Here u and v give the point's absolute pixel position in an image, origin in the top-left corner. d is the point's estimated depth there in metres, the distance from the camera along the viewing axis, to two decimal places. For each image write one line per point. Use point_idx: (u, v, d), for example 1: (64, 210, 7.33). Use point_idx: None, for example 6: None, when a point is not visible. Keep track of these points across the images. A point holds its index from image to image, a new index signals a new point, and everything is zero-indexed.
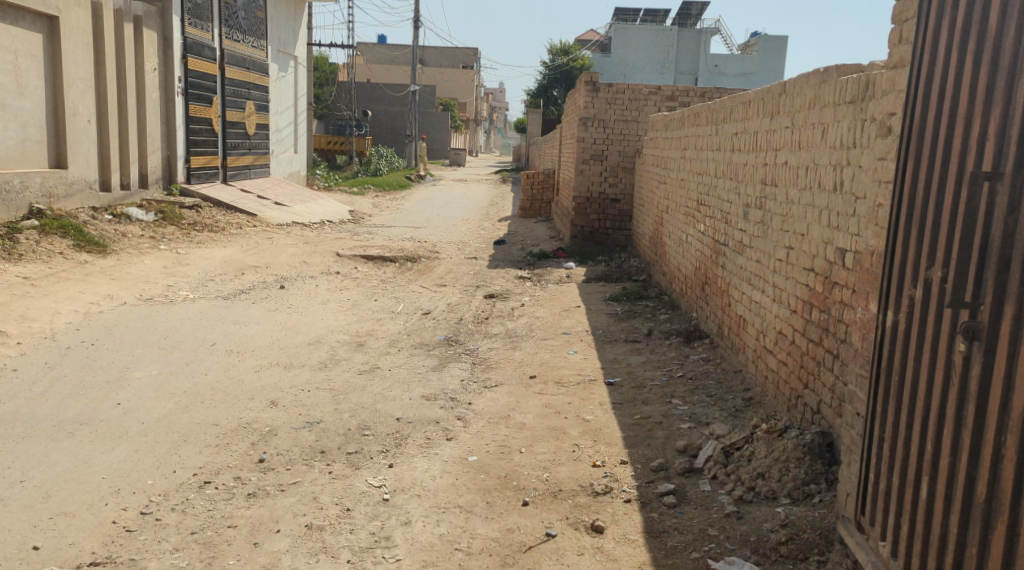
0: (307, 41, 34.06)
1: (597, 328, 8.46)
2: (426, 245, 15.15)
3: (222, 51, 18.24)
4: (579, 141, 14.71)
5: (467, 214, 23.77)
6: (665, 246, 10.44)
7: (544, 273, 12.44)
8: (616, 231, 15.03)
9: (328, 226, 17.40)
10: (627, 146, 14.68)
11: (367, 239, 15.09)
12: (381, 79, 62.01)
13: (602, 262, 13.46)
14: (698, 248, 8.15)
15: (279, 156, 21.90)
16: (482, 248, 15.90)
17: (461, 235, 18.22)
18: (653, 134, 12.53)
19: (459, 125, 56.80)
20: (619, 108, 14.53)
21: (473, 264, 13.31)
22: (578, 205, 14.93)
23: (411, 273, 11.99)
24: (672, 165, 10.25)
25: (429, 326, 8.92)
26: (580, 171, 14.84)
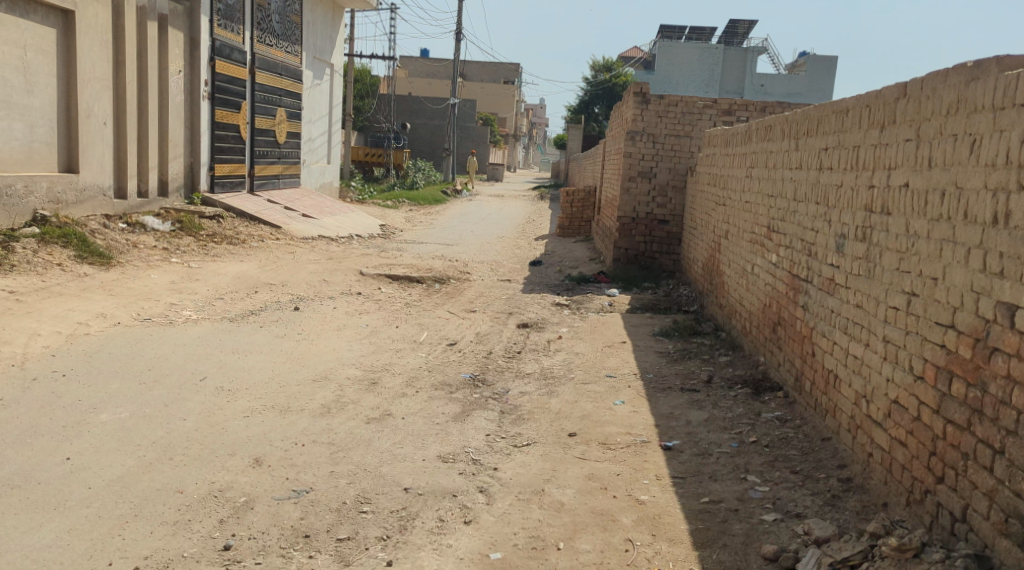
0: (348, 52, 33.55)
1: (648, 372, 7.33)
2: (458, 264, 14.14)
3: (253, 54, 16.56)
4: (626, 157, 13.62)
5: (503, 231, 22.77)
6: (724, 276, 9.35)
7: (584, 300, 11.34)
8: (664, 255, 13.86)
9: (357, 241, 16.06)
10: (678, 164, 13.58)
11: (395, 256, 14.07)
12: (420, 93, 61.29)
13: (649, 290, 12.28)
14: (766, 283, 7.06)
15: (309, 165, 20.27)
16: (517, 269, 14.83)
17: (495, 253, 17.20)
18: (709, 151, 11.49)
19: (498, 141, 56.10)
20: (670, 122, 13.48)
21: (508, 287, 12.21)
22: (623, 225, 13.78)
23: (439, 296, 10.92)
24: (733, 185, 9.18)
25: (455, 361, 7.86)
26: (627, 189, 13.72)
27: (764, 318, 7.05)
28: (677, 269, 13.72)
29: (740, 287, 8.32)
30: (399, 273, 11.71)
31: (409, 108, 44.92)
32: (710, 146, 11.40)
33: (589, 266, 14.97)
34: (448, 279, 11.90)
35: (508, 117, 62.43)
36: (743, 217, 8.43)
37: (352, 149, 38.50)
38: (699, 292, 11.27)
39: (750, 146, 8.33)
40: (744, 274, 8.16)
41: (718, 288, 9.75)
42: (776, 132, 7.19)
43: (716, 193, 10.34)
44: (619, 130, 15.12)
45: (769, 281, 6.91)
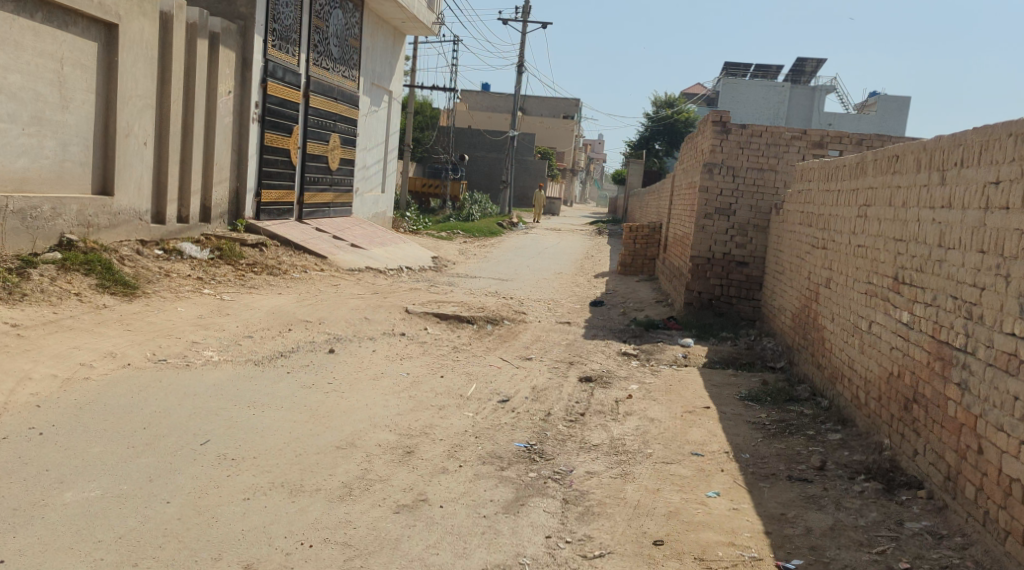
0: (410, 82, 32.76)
1: (741, 451, 6.07)
2: (513, 303, 12.95)
3: (307, 77, 14.99)
4: (702, 191, 12.45)
5: (560, 267, 21.69)
6: (825, 330, 8.27)
7: (655, 350, 10.07)
8: (743, 301, 12.46)
9: (407, 274, 14.68)
10: (760, 201, 12.36)
11: (446, 292, 12.92)
12: (478, 124, 60.46)
13: (729, 342, 10.93)
14: (894, 346, 6.01)
15: (363, 195, 18.94)
16: (577, 310, 13.63)
17: (553, 291, 16.08)
18: (801, 186, 10.31)
19: (556, 174, 55.25)
20: (752, 154, 12.37)
21: (571, 333, 10.88)
22: (696, 266, 12.53)
23: (492, 340, 9.69)
24: (837, 225, 8.15)
25: (506, 424, 6.63)
26: (702, 227, 12.51)
27: (890, 388, 6.01)
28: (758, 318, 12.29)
29: (850, 346, 7.26)
30: (449, 311, 10.55)
31: (469, 141, 44.45)
32: (801, 179, 10.33)
33: (657, 309, 13.67)
34: (504, 322, 10.67)
35: (567, 151, 61.46)
36: (854, 263, 7.37)
37: (409, 179, 37.60)
38: (790, 347, 10.01)
39: (863, 180, 7.33)
40: (857, 331, 7.08)
41: (816, 344, 8.62)
42: (907, 163, 6.17)
43: (812, 232, 9.29)
44: (694, 166, 14.00)
45: (900, 345, 5.87)
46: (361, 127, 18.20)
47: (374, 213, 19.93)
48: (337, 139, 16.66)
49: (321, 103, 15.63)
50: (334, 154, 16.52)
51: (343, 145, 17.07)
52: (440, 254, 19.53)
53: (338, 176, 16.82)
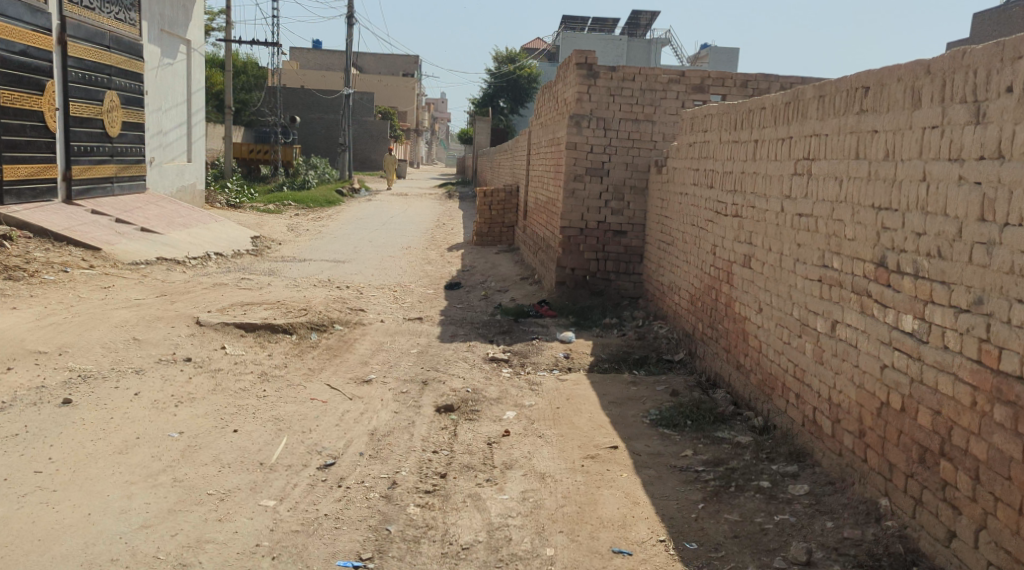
0: (222, 36, 29.12)
1: (686, 537, 4.10)
2: (347, 296, 10.63)
3: (61, 18, 11.87)
4: (570, 148, 10.61)
5: (408, 240, 19.46)
6: (747, 322, 6.51)
7: (529, 354, 8.14)
8: (622, 276, 10.85)
9: (217, 264, 12.08)
10: (636, 157, 10.64)
11: (262, 284, 10.42)
12: (311, 86, 56.51)
13: (615, 333, 9.17)
14: (887, 361, 4.21)
15: (162, 166, 15.88)
16: (429, 299, 11.47)
17: (398, 273, 13.86)
18: (693, 137, 8.54)
19: (399, 136, 52.51)
20: (624, 102, 10.58)
21: (424, 336, 8.61)
22: (567, 238, 10.80)
23: (314, 353, 7.35)
24: (761, 187, 6.36)
25: (327, 523, 4.13)
26: (572, 191, 10.73)
27: (883, 423, 4.21)
28: (640, 295, 10.72)
29: (795, 349, 5.49)
30: (258, 314, 7.98)
31: (300, 103, 40.99)
32: (693, 130, 8.56)
33: (524, 295, 11.67)
34: (333, 328, 8.25)
35: (409, 110, 58.52)
36: (798, 238, 5.58)
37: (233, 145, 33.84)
38: (689, 334, 8.28)
39: (807, 126, 5.54)
40: (808, 330, 5.29)
41: (733, 339, 6.85)
42: (897, 96, 4.36)
43: (716, 196, 7.53)
44: (558, 120, 12.10)
45: (901, 362, 4.06)
46: (150, 84, 15.10)
47: (178, 187, 16.84)
48: (116, 98, 13.57)
49: (90, 53, 12.60)
50: (114, 115, 13.46)
51: (126, 106, 14.00)
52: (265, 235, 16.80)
53: (120, 144, 13.77)
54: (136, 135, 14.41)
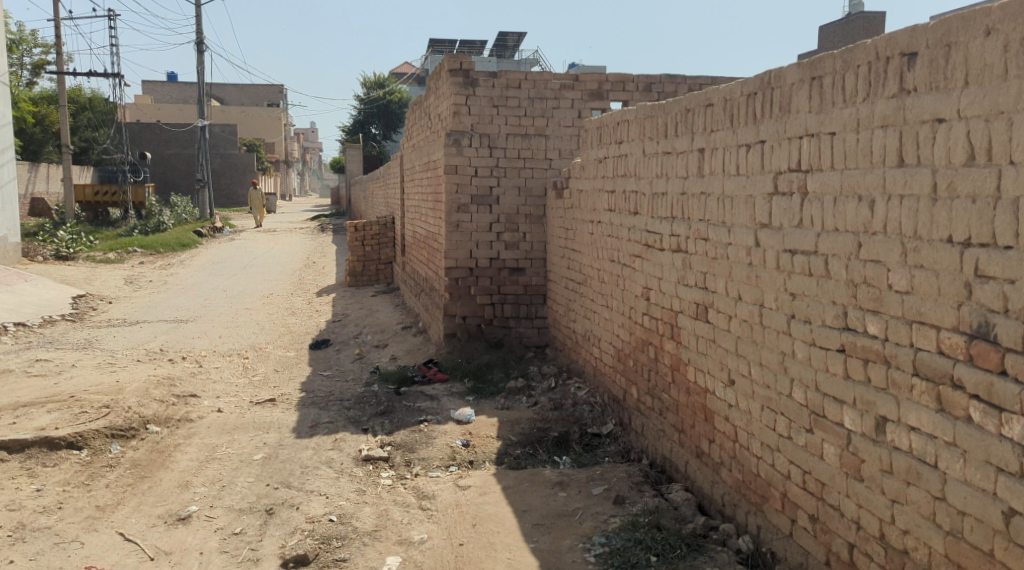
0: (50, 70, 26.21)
1: None
2: (175, 383, 8.62)
3: None
4: (450, 173, 8.90)
5: (274, 285, 17.36)
6: (711, 398, 4.77)
7: (417, 446, 6.36)
8: (524, 321, 9.18)
9: (18, 361, 9.95)
10: (529, 179, 9.01)
11: (71, 385, 8.45)
12: (167, 121, 53.03)
13: (523, 400, 7.39)
14: (1013, 501, 2.78)
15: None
16: (288, 372, 9.72)
17: (255, 337, 11.89)
18: (601, 150, 6.84)
19: (267, 168, 49.68)
20: (509, 114, 8.92)
21: (275, 441, 6.68)
22: (455, 281, 9.12)
23: (121, 496, 5.70)
24: (715, 213, 4.62)
25: None
26: (456, 225, 9.03)
27: None
28: (547, 345, 9.09)
29: (801, 449, 3.78)
30: (30, 427, 6.68)
31: (153, 138, 37.83)
32: (601, 141, 6.82)
33: (408, 357, 9.83)
34: (126, 444, 6.66)
35: (276, 142, 55.63)
36: (788, 284, 3.87)
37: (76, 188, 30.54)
38: (617, 400, 6.59)
39: (790, 123, 3.82)
40: (824, 424, 3.59)
41: (692, 417, 5.12)
42: (981, 64, 2.87)
43: (644, 225, 5.78)
44: (433, 142, 10.38)
45: None
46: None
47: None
48: None
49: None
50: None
51: None
52: (77, 314, 14.41)
53: None
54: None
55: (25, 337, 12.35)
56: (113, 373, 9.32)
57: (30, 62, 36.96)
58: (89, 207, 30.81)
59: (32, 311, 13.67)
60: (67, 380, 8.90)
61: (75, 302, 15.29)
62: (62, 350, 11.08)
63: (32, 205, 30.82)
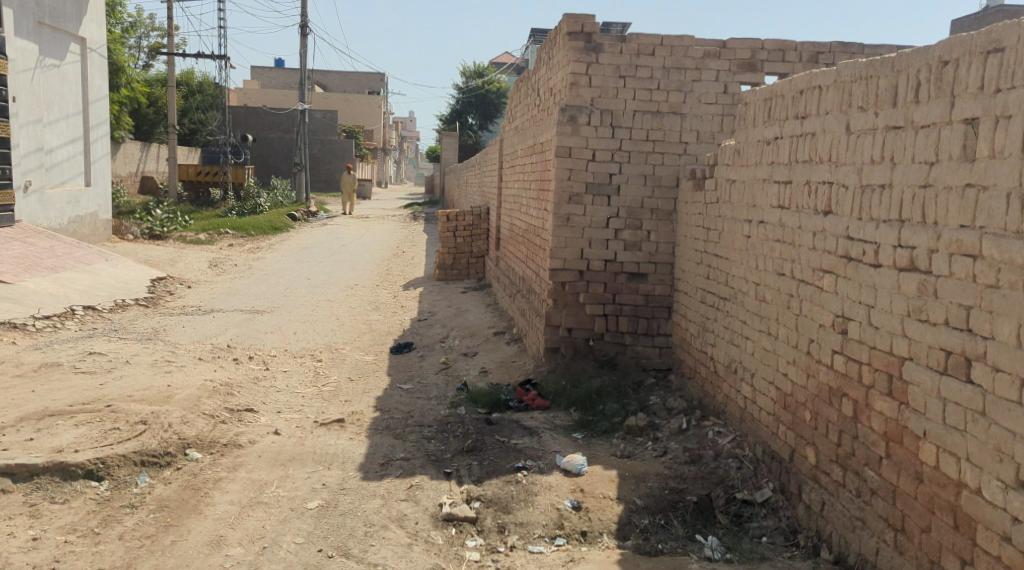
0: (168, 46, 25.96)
1: None
2: (231, 392, 7.40)
3: None
4: (562, 157, 7.46)
5: (360, 276, 16.20)
6: (972, 498, 3.46)
7: (515, 503, 4.91)
8: (642, 338, 7.64)
9: (74, 353, 8.94)
10: (659, 167, 7.43)
11: (119, 388, 7.34)
12: (270, 104, 53.00)
13: (643, 447, 5.80)
14: None
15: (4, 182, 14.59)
16: (362, 382, 8.42)
17: (333, 336, 10.67)
18: (768, 131, 5.24)
19: (365, 154, 49.18)
20: (638, 86, 7.37)
21: (336, 483, 5.32)
22: (562, 287, 7.67)
23: (135, 556, 4.46)
24: (1001, 216, 3.34)
25: None
26: (566, 218, 7.57)
27: None
28: (669, 370, 7.50)
29: None
30: (47, 447, 5.53)
31: (257, 122, 37.51)
32: (769, 118, 5.19)
33: (502, 374, 8.41)
34: (156, 474, 5.46)
35: (375, 129, 55.12)
36: None
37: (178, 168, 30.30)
38: (775, 456, 4.94)
39: None
40: None
41: (923, 516, 3.72)
42: None
43: (842, 228, 4.25)
44: (543, 121, 8.91)
45: None
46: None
47: (24, 211, 15.68)
48: None
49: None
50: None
51: None
52: (152, 299, 13.37)
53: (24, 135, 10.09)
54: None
55: (92, 323, 11.30)
56: (167, 374, 8.07)
57: (148, 45, 37.27)
58: (193, 187, 30.82)
59: (105, 293, 12.64)
60: (116, 382, 7.70)
61: (153, 285, 14.35)
62: (124, 342, 9.96)
63: (138, 183, 30.75)
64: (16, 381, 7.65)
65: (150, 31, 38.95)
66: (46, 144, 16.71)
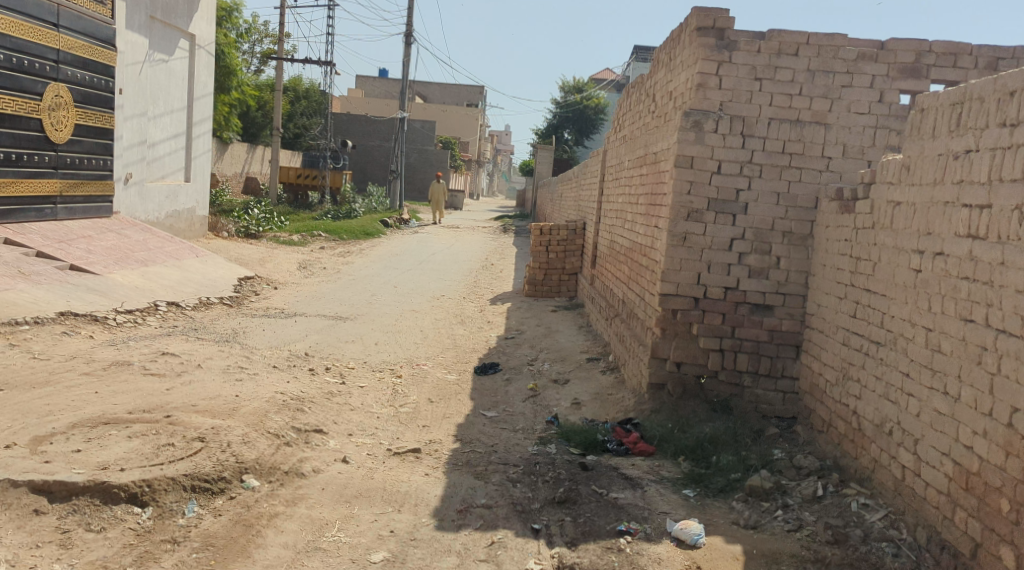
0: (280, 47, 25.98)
1: None
2: (300, 407, 6.72)
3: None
4: (682, 166, 6.74)
5: (448, 287, 15.56)
6: None
7: None
8: (763, 380, 6.81)
9: (146, 350, 8.41)
10: (795, 184, 6.64)
11: (183, 395, 6.74)
12: (370, 112, 53.19)
13: (769, 514, 4.95)
14: None
15: (106, 172, 14.19)
16: (444, 404, 7.70)
17: (415, 350, 9.99)
18: (958, 147, 4.57)
19: (460, 165, 48.94)
20: (776, 90, 6.61)
21: (405, 531, 4.58)
22: (674, 317, 6.93)
23: None
24: None
25: None
26: (684, 238, 6.81)
27: None
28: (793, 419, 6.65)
29: None
30: (93, 460, 4.87)
31: (359, 129, 37.61)
32: (957, 128, 4.57)
33: (596, 409, 7.60)
34: (206, 503, 4.74)
35: (471, 141, 54.84)
36: None
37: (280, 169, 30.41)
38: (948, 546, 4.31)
39: None
40: None
41: None
42: None
43: None
44: (659, 130, 8.12)
45: None
46: (104, 82, 13.96)
47: (125, 203, 15.34)
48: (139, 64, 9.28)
49: (15, 26, 11.75)
50: (60, 115, 12.79)
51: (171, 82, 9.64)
52: (237, 298, 12.83)
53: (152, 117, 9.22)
54: (79, 143, 13.42)
55: (173, 320, 10.69)
56: (239, 383, 7.35)
57: (261, 51, 37.80)
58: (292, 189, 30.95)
59: (189, 289, 12.22)
60: (186, 388, 7.02)
61: (240, 284, 13.88)
62: (201, 342, 9.33)
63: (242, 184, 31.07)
64: (82, 379, 7.02)
65: (263, 39, 39.56)
66: (151, 137, 16.43)
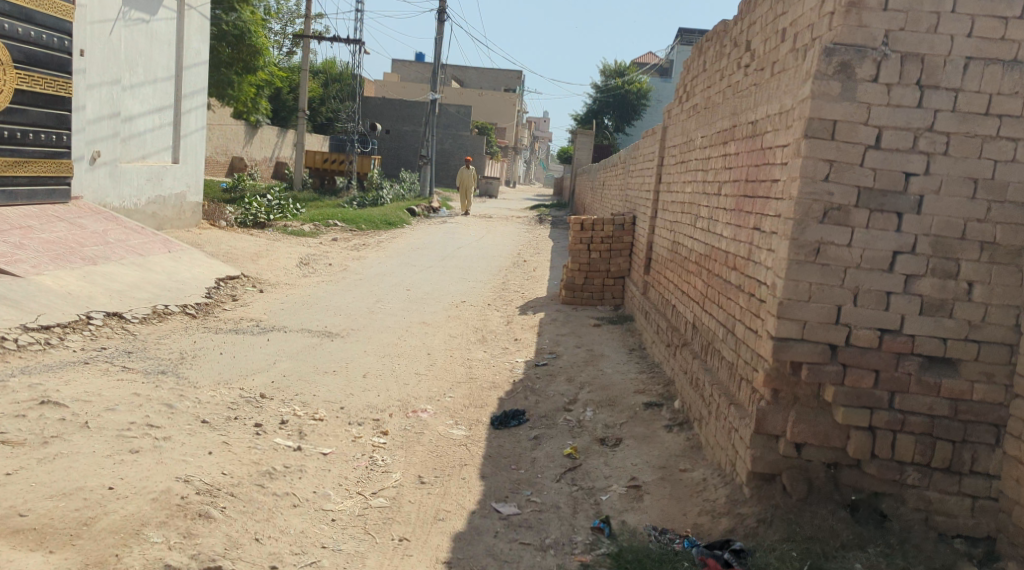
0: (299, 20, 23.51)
1: None
2: (208, 519, 4.28)
3: None
4: (818, 139, 4.51)
5: (470, 290, 13.03)
6: None
7: None
8: (940, 477, 4.56)
9: (25, 391, 5.93)
10: (1006, 163, 4.39)
11: (24, 491, 4.29)
12: (404, 98, 50.59)
13: None
14: None
15: (59, 149, 11.56)
16: (442, 489, 5.26)
17: (413, 387, 7.50)
18: None
19: (495, 151, 46.29)
20: (978, 11, 4.35)
21: None
22: (800, 371, 4.68)
23: None
24: None
25: None
26: (819, 250, 4.56)
27: None
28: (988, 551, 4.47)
29: None
30: None
31: (392, 113, 35.20)
32: None
33: (664, 505, 5.13)
34: None
35: (506, 127, 52.04)
36: None
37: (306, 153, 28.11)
38: None
39: None
40: None
41: None
42: None
43: None
44: (761, 88, 5.82)
45: None
46: (57, 40, 11.36)
47: (90, 186, 12.72)
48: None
49: None
50: None
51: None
52: (206, 306, 10.42)
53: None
54: (22, 112, 10.80)
55: (106, 339, 8.20)
56: (131, 458, 4.88)
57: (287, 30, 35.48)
58: (316, 173, 28.69)
59: (145, 294, 9.80)
60: (39, 470, 4.55)
61: (216, 286, 11.46)
62: (121, 376, 6.82)
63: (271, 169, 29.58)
64: None
65: (290, 16, 37.14)
66: (125, 109, 13.84)
